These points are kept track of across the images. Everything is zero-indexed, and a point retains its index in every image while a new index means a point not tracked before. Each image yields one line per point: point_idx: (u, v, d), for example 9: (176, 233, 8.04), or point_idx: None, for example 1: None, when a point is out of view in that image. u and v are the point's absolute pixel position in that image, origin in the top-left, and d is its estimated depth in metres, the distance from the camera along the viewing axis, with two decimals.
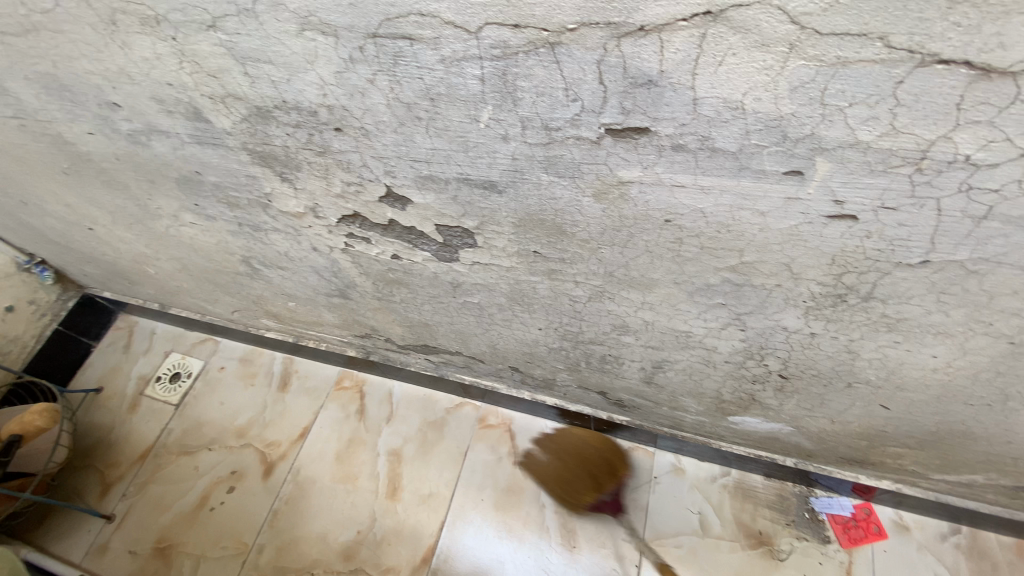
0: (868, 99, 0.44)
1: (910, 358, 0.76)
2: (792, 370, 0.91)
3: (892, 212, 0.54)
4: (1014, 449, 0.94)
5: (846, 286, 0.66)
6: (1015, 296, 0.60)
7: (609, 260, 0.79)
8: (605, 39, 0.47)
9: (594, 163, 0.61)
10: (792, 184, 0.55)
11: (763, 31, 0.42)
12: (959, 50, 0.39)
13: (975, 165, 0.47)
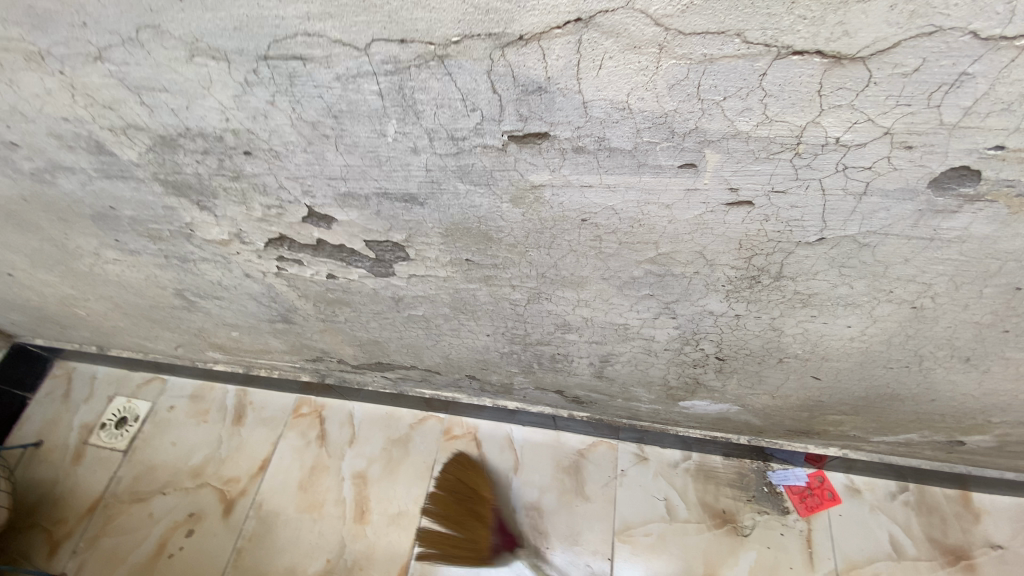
0: (739, 91, 0.47)
1: (827, 330, 0.81)
2: (727, 351, 0.96)
3: (782, 195, 0.57)
4: (938, 406, 0.99)
5: (757, 267, 0.70)
6: (908, 263, 0.63)
7: (538, 262, 0.80)
8: (489, 49, 0.48)
9: (505, 169, 0.62)
10: (688, 176, 0.58)
11: (632, 34, 0.44)
12: (808, 41, 0.42)
13: (846, 146, 0.50)
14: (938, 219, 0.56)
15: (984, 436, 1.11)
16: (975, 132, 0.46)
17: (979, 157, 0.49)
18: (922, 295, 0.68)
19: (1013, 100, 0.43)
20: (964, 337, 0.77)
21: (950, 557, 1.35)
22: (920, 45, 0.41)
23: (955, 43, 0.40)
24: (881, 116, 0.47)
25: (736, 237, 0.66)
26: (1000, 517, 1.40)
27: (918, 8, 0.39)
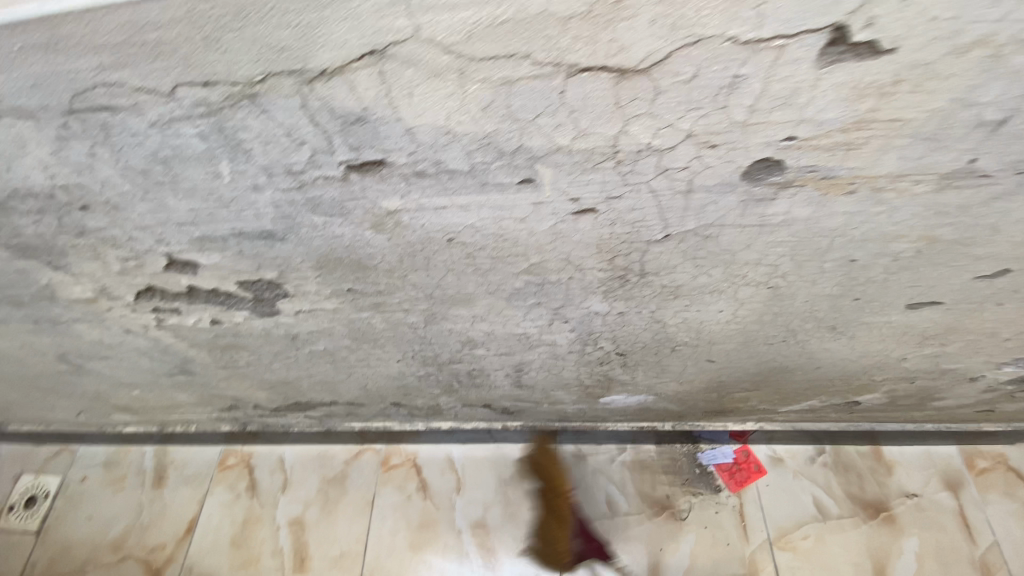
0: (547, 109, 0.49)
1: (704, 315, 0.86)
2: (625, 346, 1.00)
3: (620, 200, 0.61)
4: (825, 373, 1.07)
5: (623, 267, 0.74)
6: (751, 249, 0.68)
7: (421, 284, 0.79)
8: (296, 86, 0.48)
9: (355, 199, 0.61)
10: (531, 191, 0.60)
11: (429, 62, 0.45)
12: (591, 59, 0.44)
13: (658, 150, 0.53)
14: (762, 207, 0.60)
15: (872, 393, 1.17)
16: (765, 127, 0.50)
17: (777, 148, 0.52)
18: (773, 276, 0.74)
19: (787, 96, 0.47)
20: (823, 308, 0.81)
21: (867, 509, 1.45)
22: (689, 54, 0.43)
23: (720, 50, 0.43)
24: (681, 121, 0.50)
25: (592, 240, 0.69)
26: (908, 465, 1.50)
27: (676, 21, 0.41)
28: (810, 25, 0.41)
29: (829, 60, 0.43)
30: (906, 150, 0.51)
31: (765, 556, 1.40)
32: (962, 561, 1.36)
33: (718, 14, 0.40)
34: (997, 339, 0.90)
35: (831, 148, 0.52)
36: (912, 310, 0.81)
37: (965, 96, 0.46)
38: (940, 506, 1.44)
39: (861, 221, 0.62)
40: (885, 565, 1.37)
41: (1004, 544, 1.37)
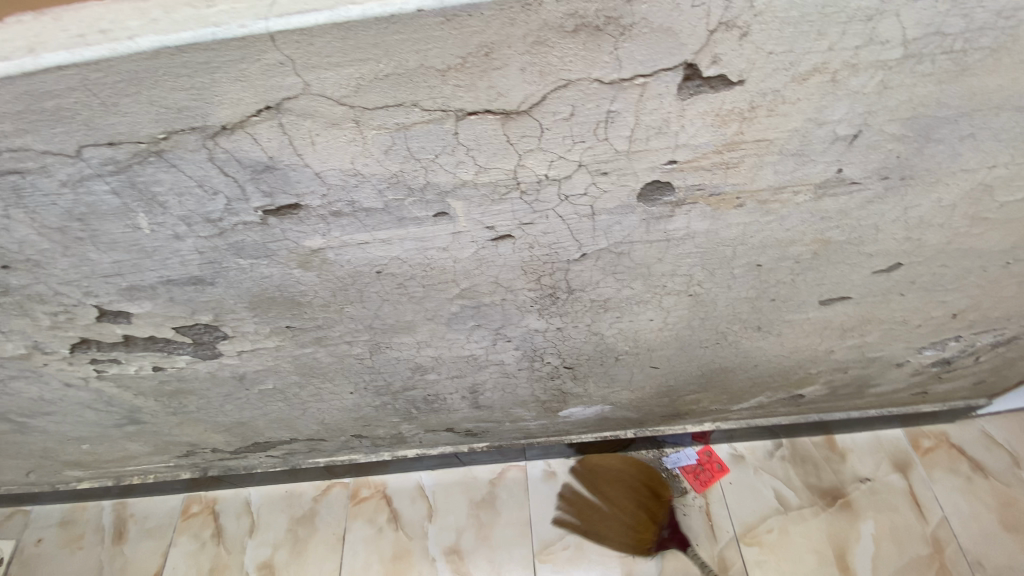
0: (444, 149, 0.52)
1: (637, 324, 0.91)
2: (571, 359, 1.04)
3: (533, 226, 0.64)
4: (762, 369, 1.13)
5: (550, 286, 0.78)
6: (664, 261, 0.73)
7: (359, 316, 0.81)
8: (200, 140, 0.50)
9: (277, 241, 0.63)
10: (447, 223, 0.63)
11: (323, 113, 0.48)
12: (476, 103, 0.48)
13: (556, 179, 0.57)
14: (663, 223, 0.66)
15: (812, 385, 1.23)
16: (647, 154, 0.55)
17: (661, 172, 0.58)
18: (689, 284, 0.79)
19: (659, 125, 0.52)
20: (744, 310, 0.87)
21: (825, 497, 1.50)
22: (563, 95, 0.48)
23: (590, 90, 0.47)
24: (571, 152, 0.54)
25: (516, 263, 0.71)
26: (859, 451, 1.57)
27: (544, 68, 0.45)
28: (663, 64, 0.46)
29: (689, 94, 0.48)
30: (778, 165, 0.57)
31: (733, 553, 1.43)
32: (915, 539, 1.42)
33: (580, 60, 0.45)
34: (909, 326, 0.97)
35: (709, 167, 0.57)
36: (824, 306, 0.87)
37: (816, 117, 0.51)
38: (891, 488, 1.50)
39: (755, 230, 0.67)
40: (846, 551, 1.42)
41: (952, 518, 1.45)
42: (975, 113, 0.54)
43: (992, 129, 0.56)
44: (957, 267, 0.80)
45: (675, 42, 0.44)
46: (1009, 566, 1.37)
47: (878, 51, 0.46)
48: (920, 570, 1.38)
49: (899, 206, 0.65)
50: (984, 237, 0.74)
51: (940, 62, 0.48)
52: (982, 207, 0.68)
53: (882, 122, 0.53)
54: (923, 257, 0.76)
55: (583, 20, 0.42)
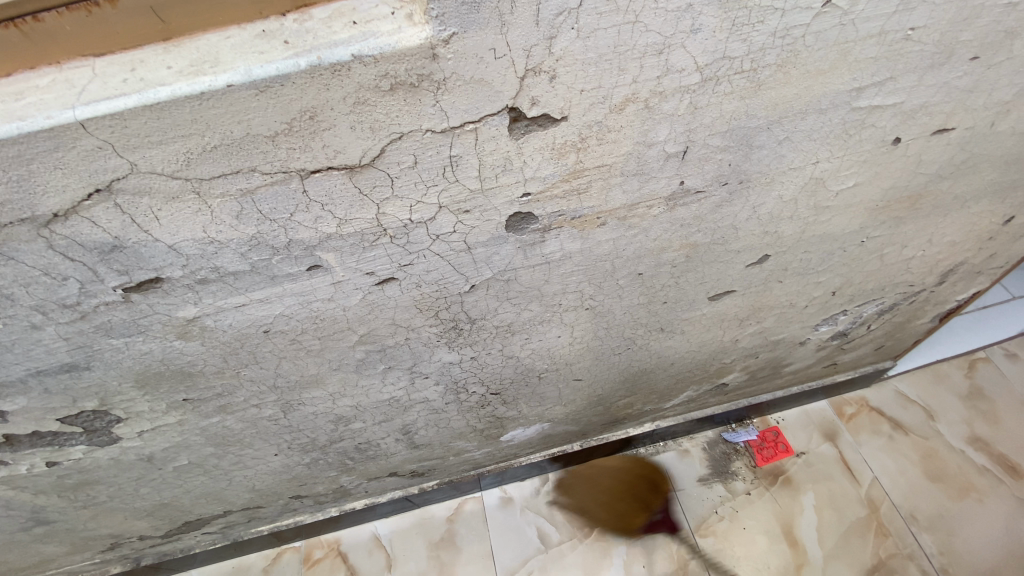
0: (298, 208, 0.53)
1: (548, 342, 0.94)
2: (496, 386, 1.05)
3: (413, 266, 0.65)
4: (679, 365, 1.18)
5: (451, 319, 0.78)
6: (551, 281, 0.78)
7: (259, 376, 0.80)
8: (34, 230, 0.49)
9: (147, 315, 0.62)
10: (323, 274, 0.63)
11: (160, 188, 0.48)
12: (315, 162, 0.49)
13: (422, 221, 0.59)
14: (538, 248, 0.69)
15: (731, 372, 1.30)
16: (501, 189, 0.58)
17: (521, 204, 0.61)
18: (583, 299, 0.84)
19: (503, 163, 0.55)
20: (641, 315, 0.93)
21: (767, 477, 1.57)
22: (400, 146, 0.50)
23: (425, 140, 0.50)
24: (427, 196, 0.56)
25: (408, 303, 0.72)
26: (791, 428, 1.66)
27: (373, 124, 0.47)
28: (486, 110, 0.49)
29: (521, 133, 0.52)
30: (625, 185, 0.63)
31: (690, 547, 1.47)
32: (852, 502, 1.51)
33: (406, 115, 0.47)
34: (797, 308, 1.05)
35: (562, 194, 0.61)
36: (713, 302, 0.95)
37: (644, 140, 0.57)
38: (824, 458, 1.59)
39: (625, 243, 0.73)
40: (792, 526, 1.48)
41: (881, 477, 1.54)
42: (782, 118, 0.59)
43: (802, 130, 0.61)
44: (820, 251, 0.87)
45: (491, 89, 0.47)
46: (935, 512, 1.48)
47: (678, 77, 0.51)
48: (860, 531, 1.46)
49: (747, 206, 0.71)
50: (830, 223, 0.80)
51: (737, 81, 0.53)
52: (821, 198, 0.73)
53: (704, 137, 0.58)
54: (786, 247, 0.83)
55: (396, 80, 0.44)
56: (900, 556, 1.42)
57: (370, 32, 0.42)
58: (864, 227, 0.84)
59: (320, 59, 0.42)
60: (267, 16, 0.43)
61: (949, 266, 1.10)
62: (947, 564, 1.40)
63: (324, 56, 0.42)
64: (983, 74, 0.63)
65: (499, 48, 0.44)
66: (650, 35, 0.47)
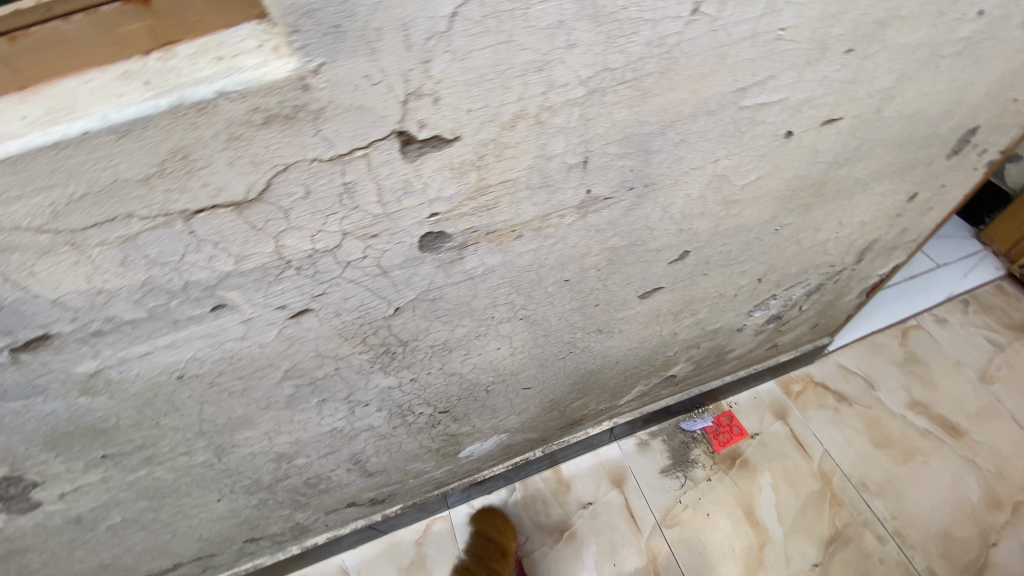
0: (189, 249, 0.51)
1: (488, 356, 0.94)
2: (443, 404, 1.04)
3: (328, 295, 0.64)
4: (625, 362, 1.20)
5: (380, 344, 0.77)
6: (479, 296, 0.77)
7: (183, 423, 0.76)
8: None
9: (43, 374, 0.58)
10: (231, 312, 0.61)
11: (28, 244, 0.45)
12: (197, 201, 0.47)
13: (327, 250, 0.58)
14: (457, 265, 0.69)
15: (677, 364, 1.34)
16: (407, 212, 0.57)
17: (430, 224, 0.60)
18: (515, 310, 0.84)
19: (403, 186, 0.54)
20: (577, 319, 0.94)
21: (725, 462, 1.61)
22: (287, 178, 0.49)
23: (313, 169, 0.49)
24: (327, 225, 0.55)
25: (330, 332, 0.70)
26: (744, 411, 1.71)
27: (253, 158, 0.46)
28: (374, 136, 0.48)
29: (415, 155, 0.52)
30: (533, 197, 0.63)
31: (658, 540, 1.49)
32: (806, 476, 1.57)
33: (288, 146, 0.46)
34: (727, 297, 1.09)
35: (471, 211, 0.61)
36: (645, 299, 0.97)
37: (543, 153, 0.58)
38: (777, 436, 1.65)
39: (546, 253, 0.74)
40: (753, 506, 1.53)
41: (831, 449, 1.61)
42: (675, 122, 0.61)
43: (696, 132, 0.64)
44: (737, 242, 0.90)
45: (373, 115, 0.47)
46: (883, 478, 1.56)
47: (564, 91, 0.52)
48: (816, 504, 1.52)
49: (657, 207, 0.73)
50: (741, 216, 0.83)
51: (623, 90, 0.54)
52: (728, 193, 0.76)
53: (601, 146, 0.60)
54: (703, 241, 0.86)
55: (269, 112, 0.43)
56: (855, 524, 1.49)
57: (234, 67, 0.41)
58: (775, 217, 0.88)
59: (182, 98, 0.40)
60: (129, 55, 0.41)
61: (865, 245, 1.15)
62: (898, 526, 1.48)
63: (186, 95, 0.40)
64: (861, 66, 0.66)
65: (374, 75, 0.44)
66: (527, 53, 0.47)
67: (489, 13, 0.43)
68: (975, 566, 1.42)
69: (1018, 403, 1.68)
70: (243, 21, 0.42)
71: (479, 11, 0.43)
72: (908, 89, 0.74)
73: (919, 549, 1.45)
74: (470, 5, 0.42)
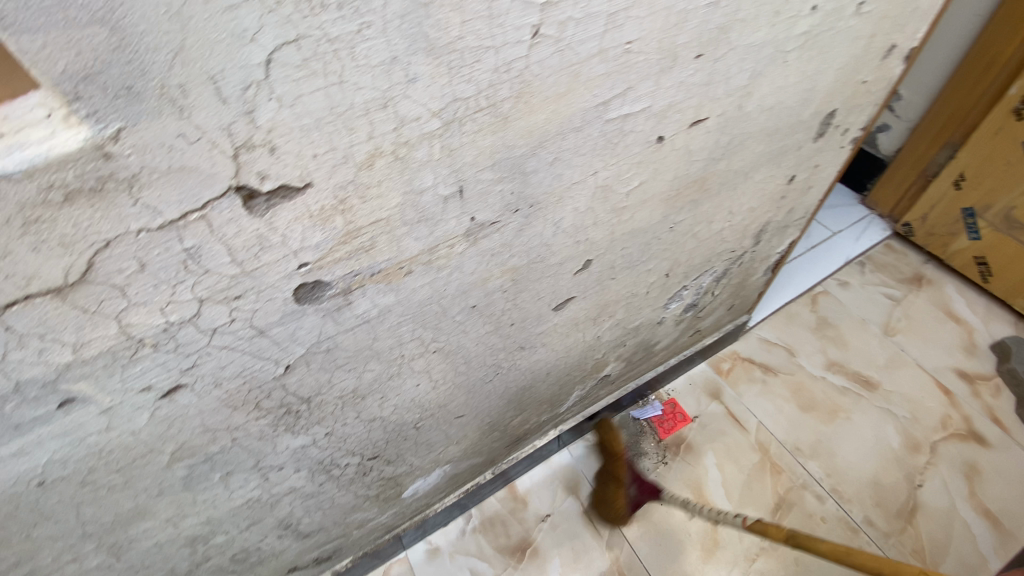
0: (8, 347, 0.45)
1: (408, 394, 0.90)
2: (370, 450, 0.98)
3: (200, 366, 0.58)
4: (555, 373, 1.20)
5: (278, 404, 0.71)
6: (380, 337, 0.73)
7: (59, 531, 0.67)
8: None
9: None
10: (86, 405, 0.54)
11: None
12: (3, 296, 0.41)
13: (184, 320, 0.52)
14: (346, 311, 0.64)
15: (608, 364, 1.35)
16: (270, 267, 0.53)
17: (301, 275, 0.56)
18: (425, 343, 0.80)
19: (258, 242, 0.50)
20: (495, 342, 0.92)
21: (671, 449, 1.65)
22: (112, 254, 0.43)
23: (142, 240, 0.44)
24: (177, 294, 0.49)
25: (215, 404, 0.64)
26: (682, 396, 1.76)
27: (63, 239, 0.41)
28: (208, 196, 0.44)
29: (264, 208, 0.48)
30: (414, 233, 0.60)
31: (617, 539, 1.49)
32: (746, 450, 1.63)
33: (103, 220, 0.41)
34: (641, 295, 1.12)
35: (347, 255, 0.57)
36: (560, 311, 0.97)
37: (412, 189, 0.55)
38: (715, 416, 1.71)
39: (443, 284, 0.71)
40: (702, 488, 1.56)
41: (765, 421, 1.69)
42: (543, 143, 0.61)
43: (568, 149, 0.64)
44: (637, 245, 0.92)
45: (201, 174, 0.42)
46: (814, 439, 1.64)
47: (418, 125, 0.50)
48: (758, 476, 1.58)
49: (548, 224, 0.73)
50: (634, 220, 0.85)
51: (481, 118, 0.53)
52: (615, 200, 0.78)
53: (474, 174, 0.58)
54: (603, 249, 0.87)
55: (69, 188, 0.38)
56: (795, 488, 1.55)
57: (16, 143, 0.35)
58: (667, 216, 0.91)
59: None
60: None
61: (759, 228, 1.22)
62: (833, 483, 1.56)
63: None
64: (714, 68, 0.68)
65: (189, 133, 0.40)
66: (365, 92, 0.45)
67: (310, 56, 0.40)
68: (907, 508, 1.50)
69: (920, 350, 1.83)
70: (29, 88, 0.34)
71: (298, 55, 0.40)
72: (763, 84, 0.77)
73: (855, 501, 1.52)
74: (285, 50, 0.39)
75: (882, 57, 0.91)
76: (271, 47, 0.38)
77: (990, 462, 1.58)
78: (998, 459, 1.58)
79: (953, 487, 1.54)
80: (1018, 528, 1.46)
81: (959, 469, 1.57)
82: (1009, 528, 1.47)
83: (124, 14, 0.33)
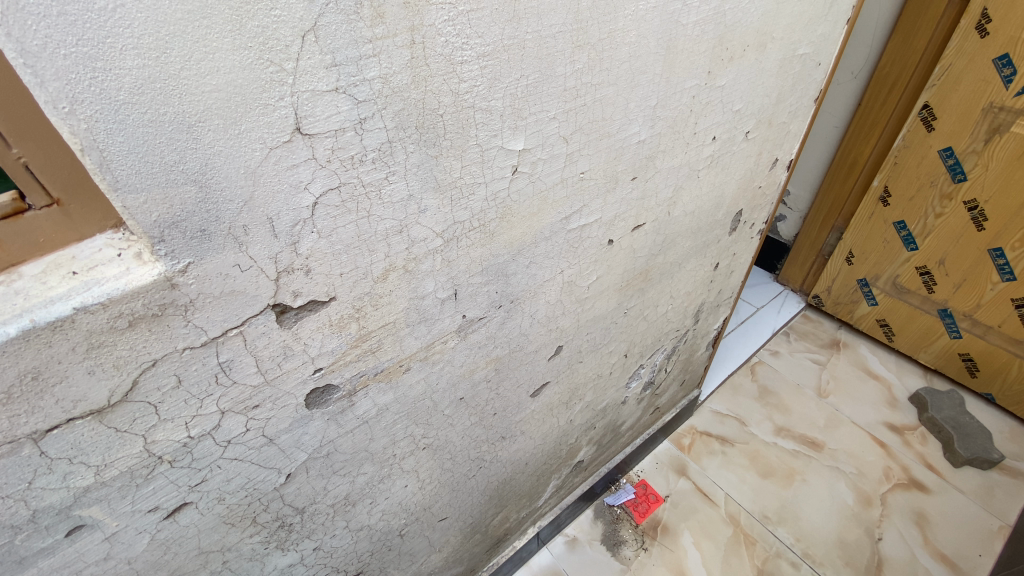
0: (38, 472, 0.46)
1: (396, 498, 0.90)
2: (354, 565, 0.94)
3: (207, 481, 0.60)
4: (532, 463, 1.22)
5: (274, 518, 0.71)
6: (376, 438, 0.76)
7: None
8: None
9: None
10: (90, 531, 0.54)
11: None
12: (48, 421, 0.44)
13: (203, 433, 0.55)
14: (349, 412, 0.68)
15: (581, 449, 1.40)
16: (289, 374, 0.58)
17: (315, 380, 0.61)
18: (416, 440, 0.83)
19: (281, 352, 0.56)
20: (479, 433, 0.96)
21: (649, 532, 1.65)
22: (155, 372, 0.48)
23: (184, 357, 0.49)
24: (203, 407, 0.54)
25: (214, 522, 0.64)
26: (652, 477, 1.80)
27: (116, 362, 0.45)
28: (247, 314, 0.51)
29: (292, 322, 0.54)
30: (414, 333, 0.68)
31: None
32: (719, 525, 1.66)
33: (154, 342, 0.46)
34: (604, 377, 1.21)
35: (356, 358, 0.63)
36: (536, 397, 1.04)
37: (416, 295, 0.64)
38: (684, 493, 1.75)
39: (436, 378, 0.77)
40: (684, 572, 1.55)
41: (732, 492, 1.75)
42: (520, 252, 0.73)
43: (540, 255, 0.76)
44: (598, 330, 1.04)
45: (245, 296, 0.49)
46: (779, 505, 1.71)
47: (424, 244, 0.60)
48: (735, 550, 1.60)
49: (525, 316, 0.83)
50: (595, 308, 0.98)
51: (473, 235, 0.65)
52: (579, 293, 0.90)
53: (466, 279, 0.69)
54: (571, 335, 0.98)
55: (134, 315, 0.44)
56: (771, 558, 1.58)
57: (93, 280, 0.41)
58: (621, 302, 1.04)
59: (34, 321, 0.39)
60: None
61: (696, 308, 1.39)
62: (804, 547, 1.61)
63: (38, 317, 0.39)
64: (647, 185, 0.85)
65: (243, 263, 0.47)
66: (387, 221, 0.55)
67: (348, 198, 0.50)
68: (874, 563, 1.57)
69: (852, 408, 2.02)
70: (97, 231, 0.42)
71: (338, 198, 0.50)
72: (685, 195, 0.96)
73: (827, 563, 1.57)
74: (329, 194, 0.49)
75: (769, 167, 1.15)
76: (318, 194, 0.48)
77: (934, 507, 1.71)
78: (939, 504, 1.72)
79: (909, 536, 1.63)
80: (973, 569, 1.55)
81: (909, 517, 1.68)
82: (965, 569, 1.55)
83: (213, 176, 0.42)
